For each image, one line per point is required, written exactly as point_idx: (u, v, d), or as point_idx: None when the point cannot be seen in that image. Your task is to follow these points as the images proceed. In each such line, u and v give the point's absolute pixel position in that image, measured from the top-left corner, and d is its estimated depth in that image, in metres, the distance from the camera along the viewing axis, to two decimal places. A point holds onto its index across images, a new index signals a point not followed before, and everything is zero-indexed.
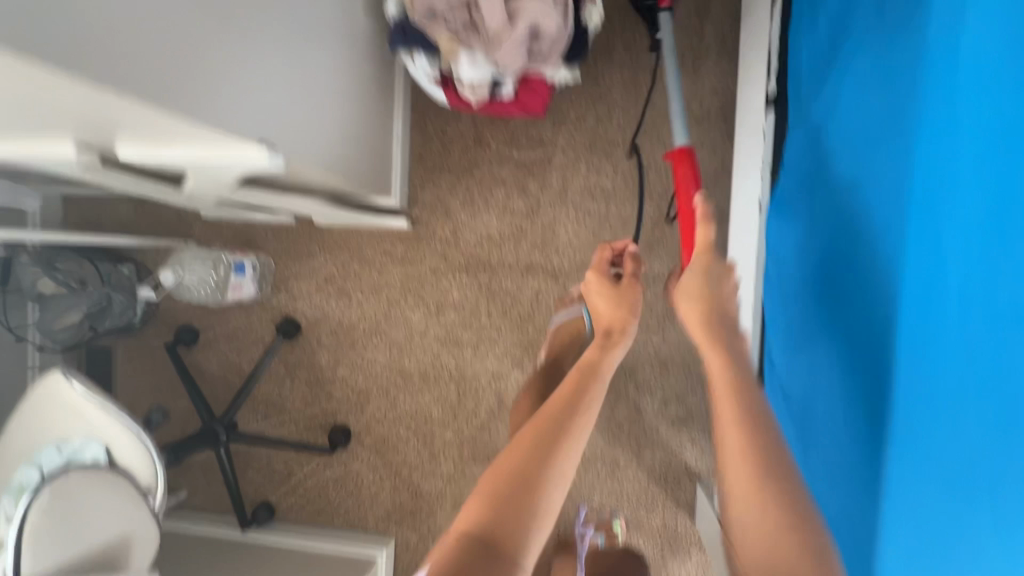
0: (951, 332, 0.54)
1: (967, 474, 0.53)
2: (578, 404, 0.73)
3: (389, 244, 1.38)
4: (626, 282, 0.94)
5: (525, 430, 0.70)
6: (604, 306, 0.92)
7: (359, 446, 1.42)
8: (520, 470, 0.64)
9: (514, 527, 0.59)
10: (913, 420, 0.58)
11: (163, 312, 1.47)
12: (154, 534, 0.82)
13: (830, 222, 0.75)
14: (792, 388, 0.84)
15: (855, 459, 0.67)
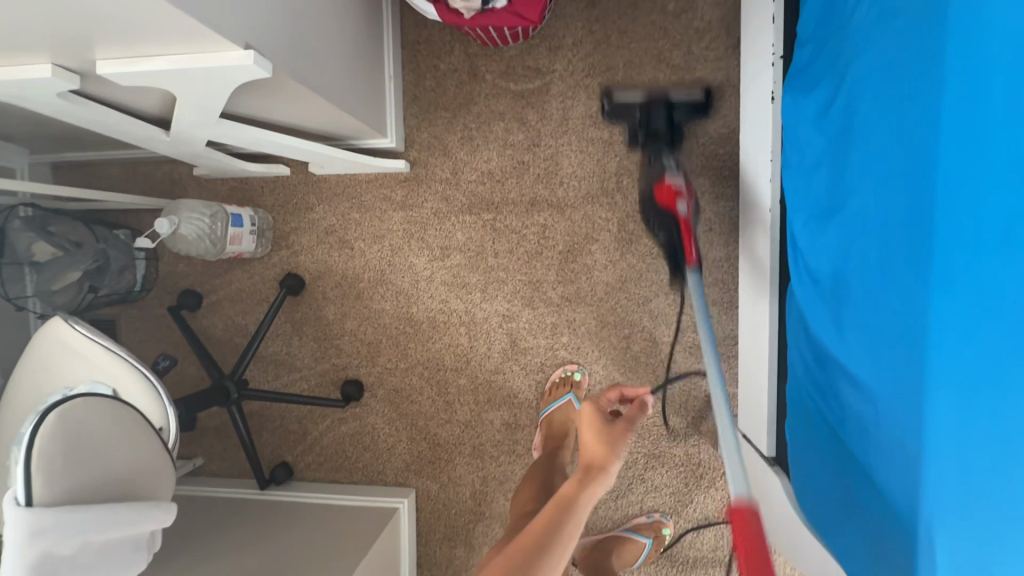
0: (973, 248, 0.55)
1: (1002, 386, 0.53)
2: (541, 543, 0.76)
3: (389, 189, 1.35)
4: (620, 427, 0.88)
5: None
6: (592, 442, 0.88)
7: (372, 399, 1.39)
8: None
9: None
10: (948, 348, 0.57)
11: (165, 279, 1.45)
12: (168, 472, 0.78)
13: (833, 160, 0.73)
14: (818, 274, 0.76)
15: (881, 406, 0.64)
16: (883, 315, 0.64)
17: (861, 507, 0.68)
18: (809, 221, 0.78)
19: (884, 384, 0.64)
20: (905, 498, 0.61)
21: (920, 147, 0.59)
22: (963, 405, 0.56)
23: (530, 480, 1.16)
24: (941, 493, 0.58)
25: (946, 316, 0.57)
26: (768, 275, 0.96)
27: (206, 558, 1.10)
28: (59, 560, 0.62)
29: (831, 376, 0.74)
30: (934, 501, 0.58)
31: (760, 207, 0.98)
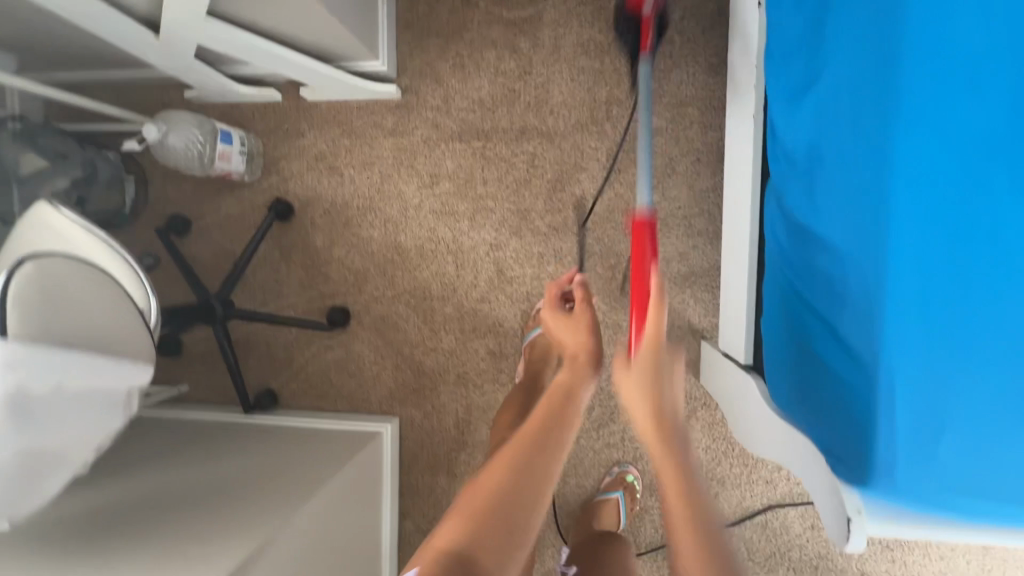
0: (970, 136, 0.61)
1: (980, 258, 0.60)
2: (551, 421, 0.72)
3: (380, 116, 1.35)
4: (582, 311, 0.94)
5: (498, 460, 0.66)
6: (569, 336, 0.91)
7: (358, 327, 1.40)
8: (506, 487, 0.62)
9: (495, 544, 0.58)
10: (943, 226, 0.61)
11: (156, 204, 1.45)
12: (145, 344, 0.78)
13: (826, 31, 0.68)
14: (794, 152, 0.72)
15: (869, 282, 0.62)
16: (859, 187, 0.64)
17: (832, 390, 0.65)
18: (787, 101, 0.74)
19: (861, 253, 0.63)
20: (882, 373, 0.61)
21: (930, 37, 0.62)
22: (951, 278, 0.60)
23: (509, 412, 1.17)
24: (928, 365, 0.60)
25: (905, 193, 0.62)
26: (751, 184, 0.93)
27: (187, 463, 1.13)
28: (36, 400, 0.62)
29: (808, 260, 0.69)
30: (920, 374, 0.60)
31: (744, 116, 0.96)
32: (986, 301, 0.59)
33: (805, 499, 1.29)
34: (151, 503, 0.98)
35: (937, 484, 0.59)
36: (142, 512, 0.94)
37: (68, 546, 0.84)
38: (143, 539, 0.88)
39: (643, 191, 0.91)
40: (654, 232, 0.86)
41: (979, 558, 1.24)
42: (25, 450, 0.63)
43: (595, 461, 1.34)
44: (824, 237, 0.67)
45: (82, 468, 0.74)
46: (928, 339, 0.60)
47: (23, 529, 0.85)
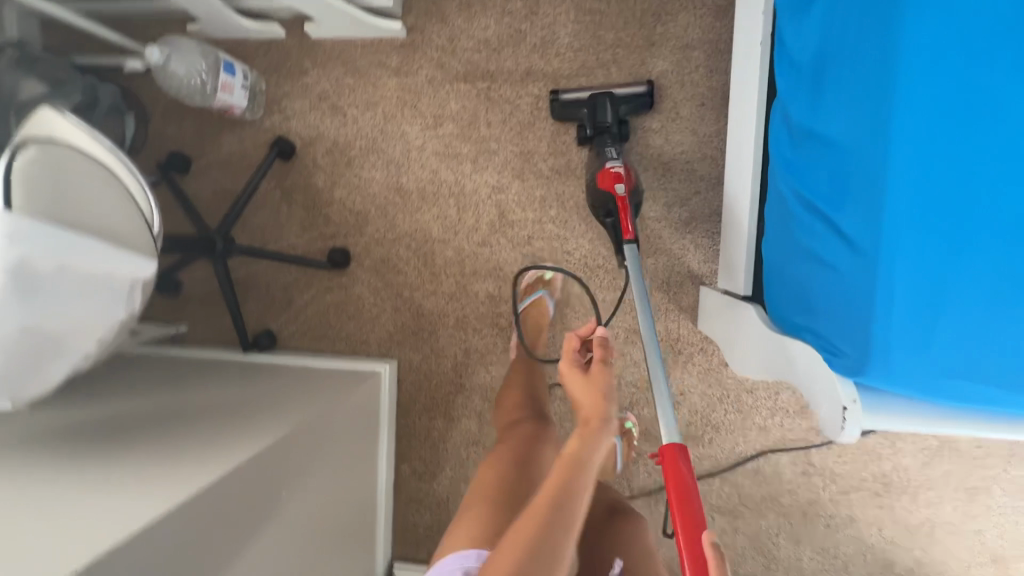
0: (982, 24, 0.60)
1: (987, 147, 0.60)
2: (562, 499, 0.79)
3: (384, 55, 1.34)
4: (599, 370, 0.93)
5: (507, 542, 0.75)
6: (586, 399, 0.93)
7: (359, 269, 1.40)
8: (523, 573, 0.71)
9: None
10: (951, 118, 0.60)
11: (155, 141, 1.43)
12: (147, 246, 0.77)
13: None
14: (800, 60, 0.72)
15: (874, 179, 0.63)
16: (863, 84, 0.64)
17: (833, 290, 0.66)
18: (795, 10, 0.73)
19: (864, 151, 0.64)
20: (883, 268, 0.62)
21: None
22: (957, 168, 0.60)
23: (512, 390, 1.20)
24: (930, 256, 0.60)
25: (911, 85, 0.61)
26: (756, 113, 0.93)
27: (189, 389, 1.13)
28: (39, 273, 0.62)
29: (814, 165, 0.69)
30: (921, 267, 0.61)
31: (749, 44, 0.94)
32: (992, 190, 0.59)
33: (797, 445, 1.30)
34: (147, 419, 0.97)
35: (933, 369, 0.60)
36: (145, 424, 0.95)
37: (75, 447, 0.84)
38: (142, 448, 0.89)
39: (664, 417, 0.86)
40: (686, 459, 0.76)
41: (966, 504, 1.27)
42: (28, 325, 0.63)
43: None
44: (830, 140, 0.67)
45: (83, 359, 0.74)
46: (931, 232, 0.61)
47: (27, 434, 0.85)
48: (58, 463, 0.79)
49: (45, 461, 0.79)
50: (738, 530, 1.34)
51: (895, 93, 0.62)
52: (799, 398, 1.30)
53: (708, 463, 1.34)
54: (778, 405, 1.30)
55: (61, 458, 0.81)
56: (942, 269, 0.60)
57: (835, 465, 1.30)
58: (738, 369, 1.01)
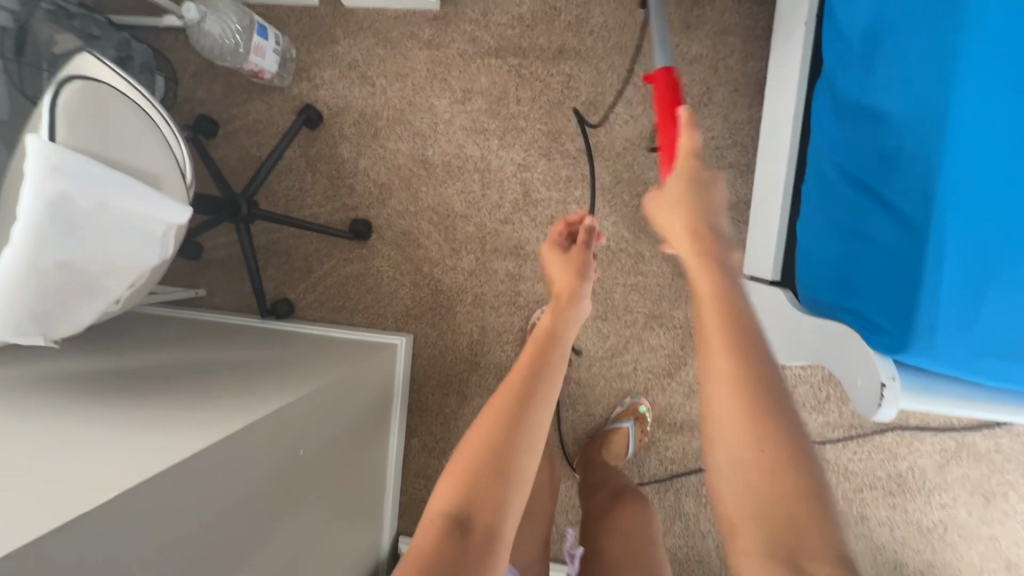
0: None
1: None
2: (536, 370, 0.74)
3: (417, 27, 1.33)
4: (578, 250, 0.93)
5: (484, 415, 0.70)
6: (561, 276, 0.90)
7: (379, 242, 1.40)
8: (497, 441, 0.67)
9: (486, 501, 0.64)
10: (1015, 93, 0.58)
11: (184, 104, 1.44)
12: (180, 193, 0.77)
13: None
14: (850, 35, 0.71)
15: (925, 156, 0.62)
16: (920, 57, 0.63)
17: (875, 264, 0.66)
18: None
19: (917, 126, 0.63)
20: (930, 243, 0.61)
21: None
22: (1018, 145, 0.58)
23: None
24: (981, 234, 0.59)
25: (972, 60, 0.60)
26: (796, 97, 0.92)
27: (204, 350, 1.14)
28: (77, 211, 0.62)
29: (862, 140, 0.68)
30: (970, 243, 0.59)
31: (793, 27, 0.93)
32: None
33: (812, 440, 1.29)
34: (165, 372, 0.98)
35: (977, 348, 0.59)
36: (161, 379, 0.95)
37: (93, 396, 0.84)
38: (158, 394, 0.89)
39: (660, 49, 1.00)
40: (674, 76, 0.95)
41: (981, 509, 1.25)
42: (64, 263, 0.64)
43: (606, 390, 1.34)
44: (881, 113, 0.66)
45: (114, 304, 0.74)
46: (984, 209, 0.59)
47: (45, 382, 0.86)
48: (78, 410, 0.79)
49: (65, 407, 0.79)
50: None
51: (955, 66, 0.60)
52: (817, 393, 1.28)
53: None
54: (795, 399, 1.29)
55: (81, 405, 0.81)
56: (994, 248, 0.59)
57: (849, 463, 1.29)
58: None
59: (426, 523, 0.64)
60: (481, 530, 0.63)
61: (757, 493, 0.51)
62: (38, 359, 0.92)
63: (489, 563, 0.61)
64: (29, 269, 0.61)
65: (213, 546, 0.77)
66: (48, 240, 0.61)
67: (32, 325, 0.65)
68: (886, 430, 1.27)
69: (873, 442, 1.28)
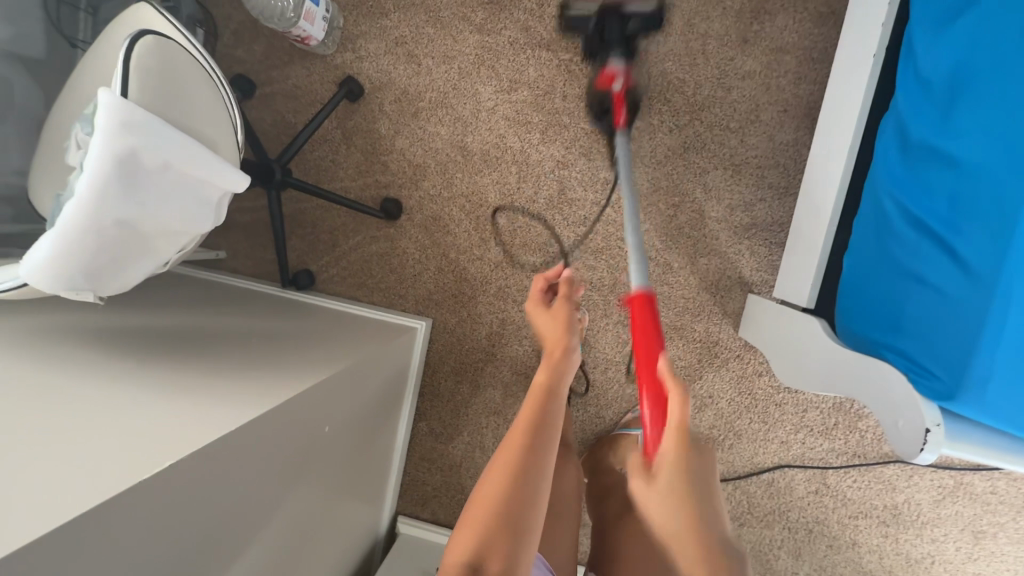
0: None
1: None
2: (537, 422, 0.72)
3: (469, 10, 1.31)
4: (561, 304, 0.91)
5: (492, 467, 0.68)
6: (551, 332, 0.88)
7: (408, 223, 1.39)
8: (508, 495, 0.64)
9: (499, 552, 0.61)
10: None
11: (221, 60, 1.41)
12: (234, 157, 0.76)
13: None
14: (931, 76, 0.71)
15: (1001, 211, 0.62)
16: (1005, 111, 0.62)
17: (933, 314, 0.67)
18: (935, 24, 0.71)
19: (996, 178, 0.62)
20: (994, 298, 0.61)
21: None
22: None
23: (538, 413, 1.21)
24: None
25: None
26: (854, 128, 0.92)
27: (226, 315, 1.13)
28: (141, 173, 0.61)
29: (932, 188, 0.68)
30: None
31: (859, 57, 0.92)
32: None
33: (815, 464, 1.31)
34: (194, 336, 0.98)
35: None
36: (190, 342, 0.95)
37: (123, 355, 0.83)
38: (191, 358, 0.89)
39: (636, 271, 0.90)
40: (654, 305, 0.81)
41: (970, 546, 1.28)
42: (122, 224, 0.63)
43: (618, 395, 1.35)
44: (954, 164, 0.66)
45: (161, 266, 0.73)
46: None
47: (74, 336, 0.84)
48: (110, 367, 0.79)
49: (97, 365, 0.79)
50: (742, 537, 1.35)
51: None
52: (826, 419, 1.30)
53: (723, 467, 1.35)
54: (804, 423, 1.31)
55: (111, 362, 0.80)
56: None
57: (848, 490, 1.31)
58: (787, 380, 1.01)
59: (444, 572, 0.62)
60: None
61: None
62: (66, 312, 0.92)
63: None
64: (88, 228, 0.60)
65: (230, 520, 0.77)
66: (110, 199, 0.60)
67: (83, 283, 0.65)
68: (889, 463, 1.29)
69: (874, 472, 1.30)
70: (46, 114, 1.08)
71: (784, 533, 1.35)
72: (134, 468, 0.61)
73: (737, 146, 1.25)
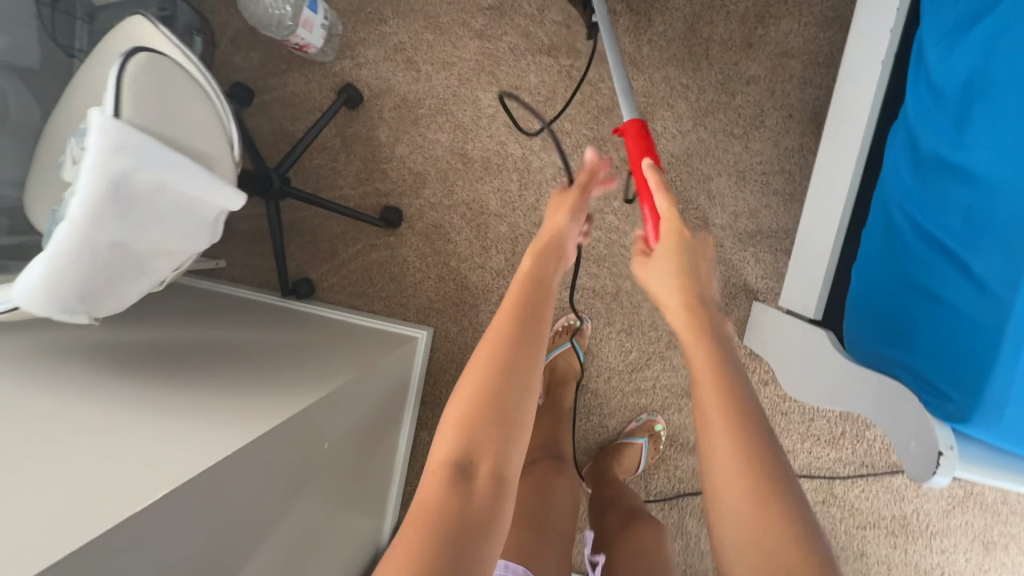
0: None
1: None
2: (522, 322, 0.70)
3: (469, 16, 1.30)
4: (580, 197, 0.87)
5: (476, 364, 0.66)
6: (560, 218, 0.85)
7: (409, 231, 1.37)
8: (489, 391, 0.63)
9: (487, 449, 0.62)
10: None
11: (219, 68, 1.40)
12: (230, 173, 0.74)
13: None
14: (945, 87, 0.69)
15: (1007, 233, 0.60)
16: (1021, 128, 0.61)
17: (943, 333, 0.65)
18: (949, 35, 0.70)
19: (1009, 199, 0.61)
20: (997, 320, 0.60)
21: None
22: None
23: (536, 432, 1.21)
24: None
25: None
26: (862, 137, 0.90)
27: (225, 329, 1.11)
28: (136, 193, 0.60)
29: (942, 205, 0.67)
30: None
31: (867, 63, 0.90)
32: None
33: (822, 473, 1.30)
34: (190, 351, 0.96)
35: None
36: (186, 358, 0.93)
37: (119, 374, 0.82)
38: (190, 377, 0.88)
39: (624, 104, 0.85)
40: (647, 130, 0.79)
41: (980, 557, 1.26)
42: (119, 245, 0.62)
43: (621, 404, 1.34)
44: (968, 180, 0.65)
45: (157, 284, 0.72)
46: None
47: (69, 356, 0.83)
48: (108, 386, 0.78)
49: (91, 384, 0.77)
50: None
51: None
52: (833, 428, 1.28)
53: None
54: (810, 432, 1.29)
55: (107, 381, 0.79)
56: None
57: (856, 500, 1.29)
58: (794, 391, 0.99)
59: (429, 473, 0.62)
60: (483, 478, 0.61)
61: (753, 542, 0.52)
62: (63, 330, 0.91)
63: (495, 507, 0.60)
64: (83, 249, 0.59)
65: (222, 547, 0.74)
66: (105, 218, 0.59)
67: (77, 304, 0.63)
68: (897, 472, 1.27)
69: (883, 482, 1.28)
70: (43, 126, 1.07)
71: None
72: (131, 497, 0.60)
73: (742, 152, 1.24)
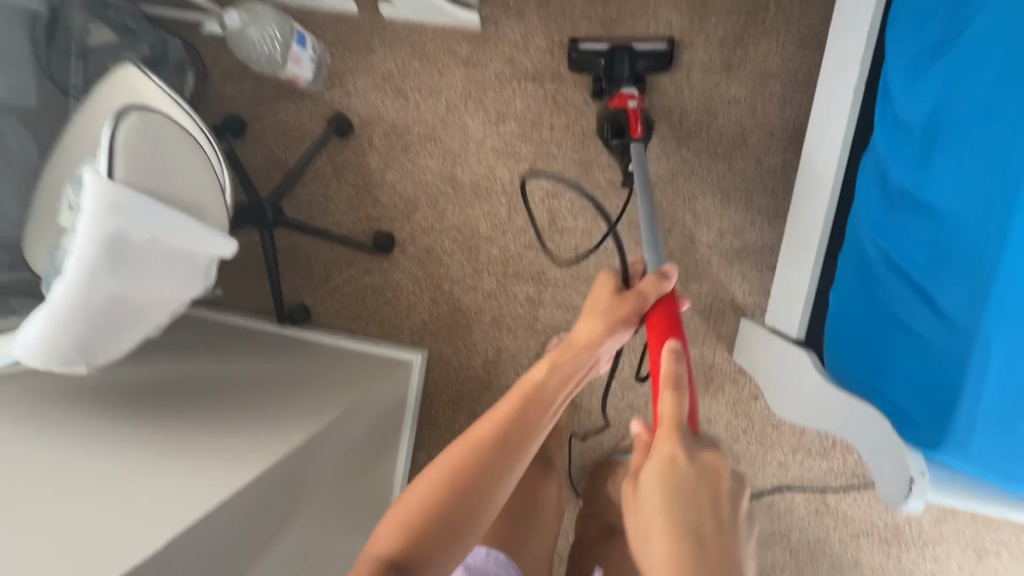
0: None
1: None
2: (504, 432, 0.70)
3: (455, 43, 1.33)
4: (630, 298, 0.77)
5: (444, 459, 0.67)
6: (590, 324, 0.79)
7: (401, 256, 1.40)
8: (441, 492, 0.64)
9: (421, 549, 0.61)
10: None
11: (211, 100, 1.43)
12: (222, 221, 0.76)
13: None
14: (909, 122, 0.72)
15: (967, 267, 0.63)
16: (980, 166, 0.63)
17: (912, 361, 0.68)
18: (910, 71, 0.73)
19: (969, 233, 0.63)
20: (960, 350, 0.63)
21: None
22: None
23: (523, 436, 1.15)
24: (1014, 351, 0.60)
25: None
26: (837, 163, 0.92)
27: (222, 359, 1.14)
28: (130, 250, 0.62)
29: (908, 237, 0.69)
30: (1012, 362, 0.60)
31: (840, 89, 0.93)
32: None
33: (814, 485, 1.31)
34: (188, 385, 0.98)
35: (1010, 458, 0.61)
36: (184, 393, 0.95)
37: (119, 415, 0.85)
38: (187, 413, 0.90)
39: (651, 252, 0.91)
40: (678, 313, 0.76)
41: (972, 564, 1.28)
42: (115, 299, 0.64)
43: (615, 420, 1.36)
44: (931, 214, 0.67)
45: (154, 330, 0.74)
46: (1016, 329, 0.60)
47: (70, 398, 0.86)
48: (106, 430, 0.81)
49: (90, 429, 0.80)
50: None
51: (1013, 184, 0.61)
52: (823, 440, 1.30)
53: None
54: (801, 444, 1.31)
55: (104, 425, 0.82)
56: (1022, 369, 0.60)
57: (848, 510, 1.31)
58: (779, 408, 1.01)
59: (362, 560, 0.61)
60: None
61: None
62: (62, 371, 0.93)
63: None
64: (79, 305, 0.61)
65: None
66: (100, 276, 0.61)
67: (76, 355, 0.66)
68: None
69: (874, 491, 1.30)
70: (41, 165, 1.10)
71: (786, 555, 1.35)
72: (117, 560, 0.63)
73: (725, 171, 1.26)
